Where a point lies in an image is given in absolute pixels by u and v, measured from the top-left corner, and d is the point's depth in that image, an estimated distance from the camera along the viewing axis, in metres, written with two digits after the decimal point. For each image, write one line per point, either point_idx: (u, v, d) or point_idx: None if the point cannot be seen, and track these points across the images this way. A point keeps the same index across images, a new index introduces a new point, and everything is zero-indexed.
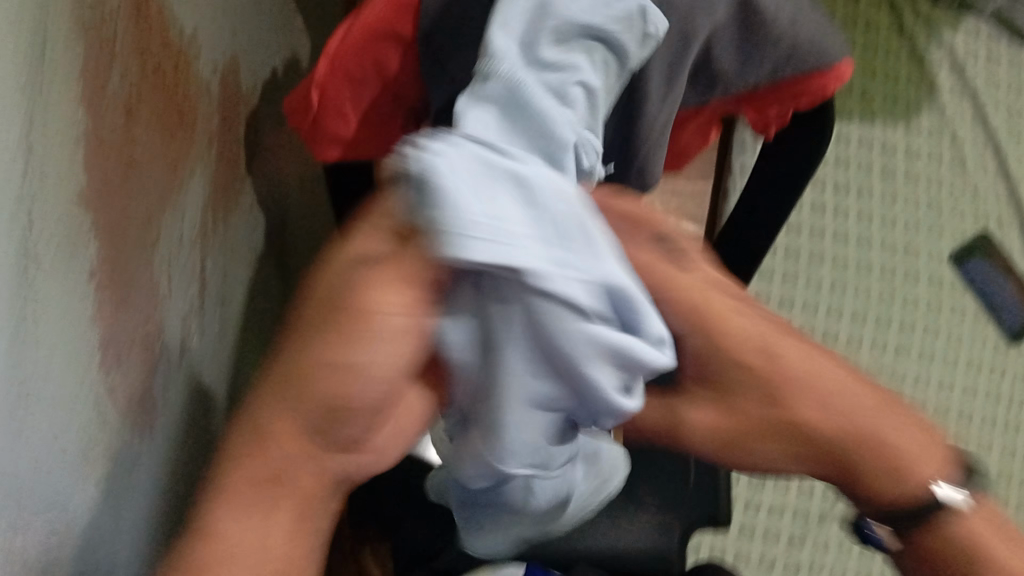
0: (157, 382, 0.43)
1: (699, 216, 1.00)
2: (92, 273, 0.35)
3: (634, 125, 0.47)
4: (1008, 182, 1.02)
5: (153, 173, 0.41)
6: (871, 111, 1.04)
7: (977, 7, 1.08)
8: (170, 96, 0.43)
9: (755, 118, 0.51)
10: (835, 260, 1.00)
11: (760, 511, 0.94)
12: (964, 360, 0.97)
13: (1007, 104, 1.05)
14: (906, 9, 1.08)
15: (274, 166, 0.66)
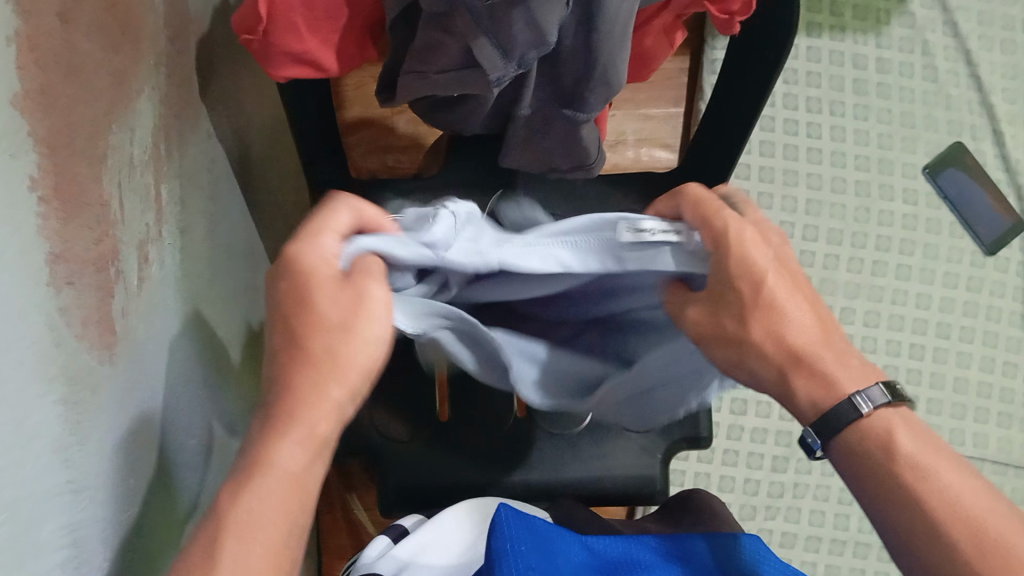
0: (119, 306, 0.42)
1: (672, 140, 0.98)
2: (36, 182, 0.34)
3: (596, 15, 0.47)
4: (980, 91, 1.02)
5: (96, 84, 0.40)
6: (841, 20, 1.03)
7: None
8: (110, 4, 0.41)
9: (718, 13, 0.51)
10: (810, 179, 0.99)
11: (742, 433, 0.95)
12: (940, 271, 0.98)
13: (979, 9, 1.04)
14: None
15: (233, 92, 0.64)
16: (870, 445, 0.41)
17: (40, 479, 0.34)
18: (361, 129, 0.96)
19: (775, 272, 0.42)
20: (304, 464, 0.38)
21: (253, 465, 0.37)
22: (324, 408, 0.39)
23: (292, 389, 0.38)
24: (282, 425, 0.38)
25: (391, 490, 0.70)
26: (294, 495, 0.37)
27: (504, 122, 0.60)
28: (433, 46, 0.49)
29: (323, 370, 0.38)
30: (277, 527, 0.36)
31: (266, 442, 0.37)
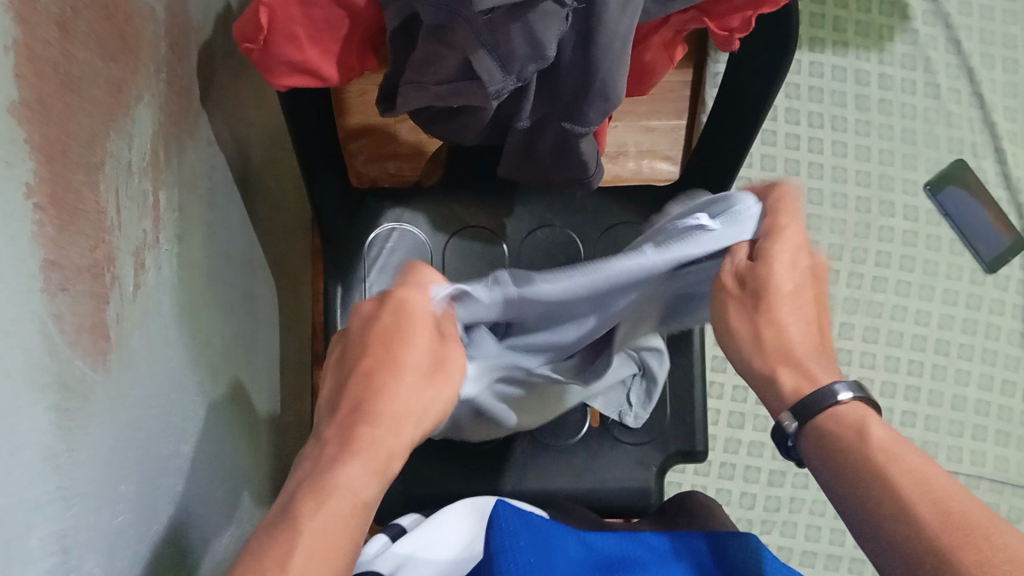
0: (114, 313, 0.42)
1: (673, 152, 0.98)
2: (30, 190, 0.34)
3: (595, 31, 0.47)
4: (982, 109, 1.02)
5: (93, 94, 0.40)
6: (844, 36, 1.03)
7: None
8: (109, 13, 0.41)
9: (718, 30, 0.51)
10: (810, 194, 0.99)
11: (739, 446, 0.95)
12: (939, 288, 0.98)
13: (981, 26, 1.04)
14: None
15: (235, 100, 0.64)
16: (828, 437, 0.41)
17: (29, 486, 0.34)
18: (363, 137, 0.97)
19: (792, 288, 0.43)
20: (368, 497, 0.39)
21: (320, 485, 0.38)
22: (390, 431, 0.40)
23: (365, 412, 0.40)
24: (352, 445, 0.39)
25: (385, 499, 0.69)
26: (357, 516, 0.38)
27: (503, 134, 0.60)
28: (432, 59, 0.49)
29: (394, 399, 0.41)
30: (335, 540, 0.37)
31: (333, 462, 0.38)
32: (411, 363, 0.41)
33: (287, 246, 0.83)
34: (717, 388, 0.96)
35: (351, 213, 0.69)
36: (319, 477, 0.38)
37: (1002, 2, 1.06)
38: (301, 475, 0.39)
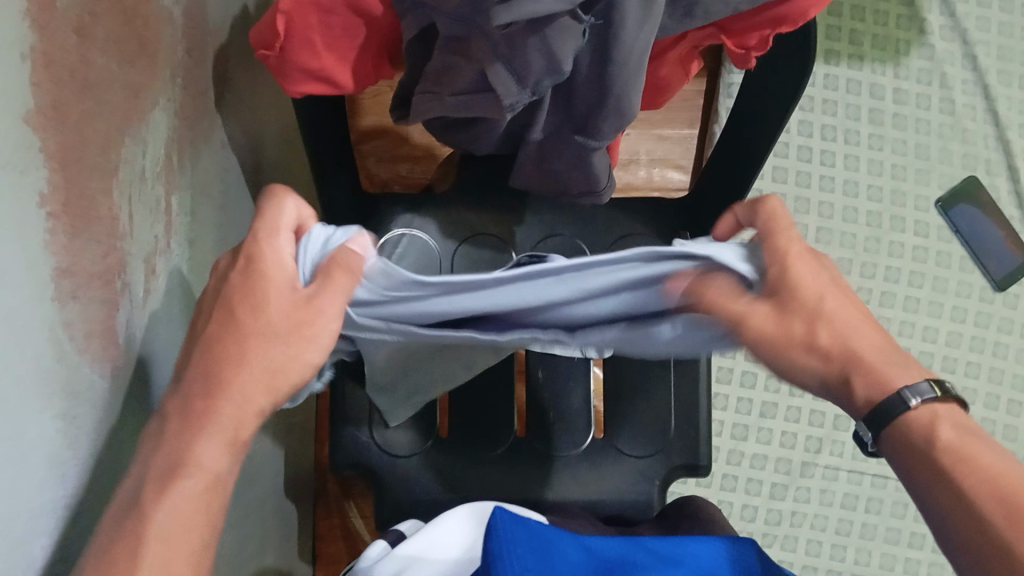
0: (123, 319, 0.42)
1: (685, 162, 0.98)
2: (44, 198, 0.34)
3: (612, 47, 0.47)
4: (997, 126, 1.02)
5: (109, 101, 0.40)
6: (860, 48, 1.03)
7: None
8: (126, 19, 0.41)
9: (735, 47, 0.51)
10: (821, 207, 0.99)
11: (742, 458, 0.95)
12: (948, 305, 0.98)
13: (999, 43, 1.04)
14: None
15: (249, 101, 0.64)
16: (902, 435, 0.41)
17: (34, 494, 0.34)
18: (376, 138, 0.96)
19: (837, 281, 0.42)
20: (222, 465, 0.39)
21: (170, 470, 0.38)
22: (247, 411, 0.40)
23: (216, 391, 0.40)
24: (203, 427, 0.39)
25: (388, 504, 0.69)
26: (212, 497, 0.39)
27: (516, 146, 0.60)
28: (449, 70, 0.49)
29: (249, 377, 0.40)
30: (193, 527, 0.38)
31: (184, 444, 0.39)
32: (272, 325, 0.40)
33: None
34: (722, 400, 0.95)
35: (361, 216, 0.69)
36: (170, 469, 0.38)
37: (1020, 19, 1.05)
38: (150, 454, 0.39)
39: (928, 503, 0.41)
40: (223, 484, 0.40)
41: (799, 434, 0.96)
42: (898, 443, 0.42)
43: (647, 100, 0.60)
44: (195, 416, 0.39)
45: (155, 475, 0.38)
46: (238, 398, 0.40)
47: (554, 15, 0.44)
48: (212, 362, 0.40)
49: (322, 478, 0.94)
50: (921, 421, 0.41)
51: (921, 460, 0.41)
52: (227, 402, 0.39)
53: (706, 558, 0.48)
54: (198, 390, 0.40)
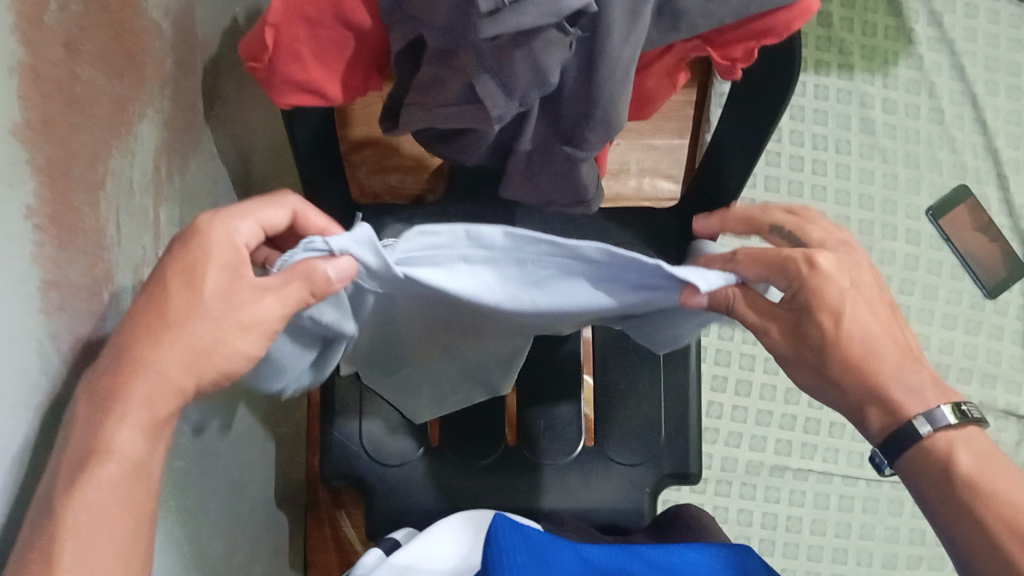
0: (110, 331, 0.42)
1: (676, 171, 0.98)
2: (31, 211, 0.34)
3: (598, 59, 0.47)
4: (985, 135, 1.03)
5: (97, 114, 0.40)
6: (850, 58, 1.03)
7: None
8: (114, 32, 0.42)
9: (720, 59, 0.51)
10: (813, 216, 0.99)
11: (736, 464, 0.95)
12: (939, 313, 0.98)
13: (986, 53, 1.05)
14: None
15: (240, 112, 0.64)
16: (924, 458, 0.44)
17: (17, 507, 0.34)
18: (366, 148, 0.97)
19: (858, 304, 0.44)
20: (144, 448, 0.37)
21: (87, 453, 0.35)
22: (168, 391, 0.38)
23: (133, 368, 0.37)
24: (118, 407, 0.36)
25: (378, 515, 0.69)
26: (135, 481, 0.37)
27: (505, 156, 0.60)
28: (437, 81, 0.50)
29: (172, 355, 0.38)
30: (117, 513, 0.36)
31: (97, 424, 0.36)
32: (200, 297, 0.39)
33: None
34: (716, 408, 0.96)
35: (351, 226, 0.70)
36: (83, 452, 0.36)
37: (1006, 29, 1.06)
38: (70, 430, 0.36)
39: (941, 520, 0.45)
40: (148, 466, 0.37)
41: (795, 441, 0.96)
42: (915, 465, 0.45)
43: (634, 110, 0.60)
44: (109, 396, 0.36)
45: (69, 457, 0.35)
46: (162, 376, 0.38)
47: (540, 28, 0.44)
48: (133, 338, 0.38)
49: (312, 489, 0.93)
50: (939, 448, 0.44)
51: (938, 482, 0.45)
52: (150, 381, 0.37)
53: (696, 564, 0.48)
54: (114, 364, 0.37)
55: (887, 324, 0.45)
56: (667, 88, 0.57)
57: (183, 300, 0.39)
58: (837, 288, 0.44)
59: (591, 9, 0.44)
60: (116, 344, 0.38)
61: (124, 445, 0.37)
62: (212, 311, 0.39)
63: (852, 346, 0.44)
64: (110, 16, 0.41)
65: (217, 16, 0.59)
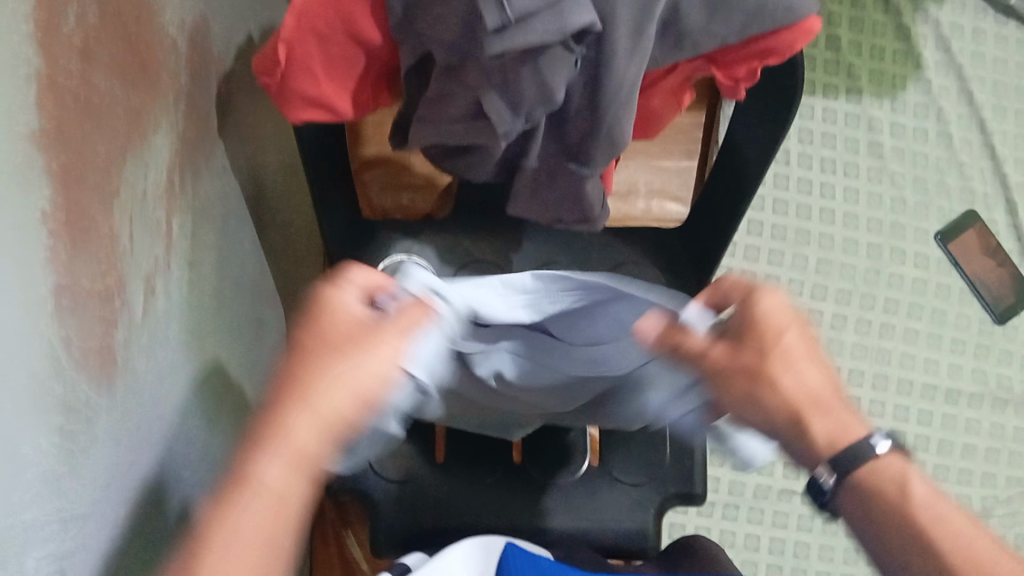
0: (121, 337, 0.43)
1: (683, 193, 0.99)
2: (45, 215, 0.35)
3: (602, 78, 0.48)
4: (993, 160, 1.03)
5: (112, 124, 0.41)
6: (858, 83, 1.04)
7: None
8: (130, 45, 0.43)
9: (723, 78, 0.52)
10: (821, 239, 1.00)
11: (743, 489, 0.94)
12: (947, 337, 0.98)
13: (993, 78, 1.06)
14: None
15: (252, 129, 0.66)
16: (870, 477, 0.44)
17: (28, 504, 0.34)
18: (377, 167, 0.98)
19: (798, 329, 0.48)
20: (287, 482, 0.40)
21: (234, 485, 0.39)
22: (310, 424, 0.41)
23: (277, 409, 0.41)
24: (263, 444, 0.40)
25: (382, 533, 0.69)
26: (276, 511, 0.39)
27: (512, 173, 0.61)
28: (444, 98, 0.51)
29: (314, 393, 0.41)
30: (263, 544, 0.38)
31: (248, 460, 0.40)
32: (334, 338, 0.43)
33: (298, 268, 0.85)
34: None
35: (360, 242, 0.71)
36: (233, 488, 0.39)
37: (1014, 55, 1.07)
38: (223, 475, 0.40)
39: (885, 542, 0.44)
40: (292, 498, 0.40)
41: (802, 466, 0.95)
42: (859, 489, 0.45)
43: (639, 127, 0.61)
44: (258, 436, 0.40)
45: (218, 496, 0.39)
46: (304, 410, 0.41)
47: (546, 45, 0.45)
48: (282, 385, 0.42)
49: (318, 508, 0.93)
50: (887, 470, 0.44)
51: (882, 505, 0.44)
52: (292, 420, 0.40)
53: None
54: (263, 413, 0.41)
55: (824, 360, 0.48)
56: (671, 106, 0.58)
57: (319, 348, 0.43)
58: (775, 310, 0.47)
59: (596, 28, 0.44)
60: (266, 397, 0.42)
61: (267, 480, 0.39)
62: (342, 354, 0.42)
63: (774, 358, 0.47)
64: (125, 30, 0.42)
65: (231, 35, 0.60)
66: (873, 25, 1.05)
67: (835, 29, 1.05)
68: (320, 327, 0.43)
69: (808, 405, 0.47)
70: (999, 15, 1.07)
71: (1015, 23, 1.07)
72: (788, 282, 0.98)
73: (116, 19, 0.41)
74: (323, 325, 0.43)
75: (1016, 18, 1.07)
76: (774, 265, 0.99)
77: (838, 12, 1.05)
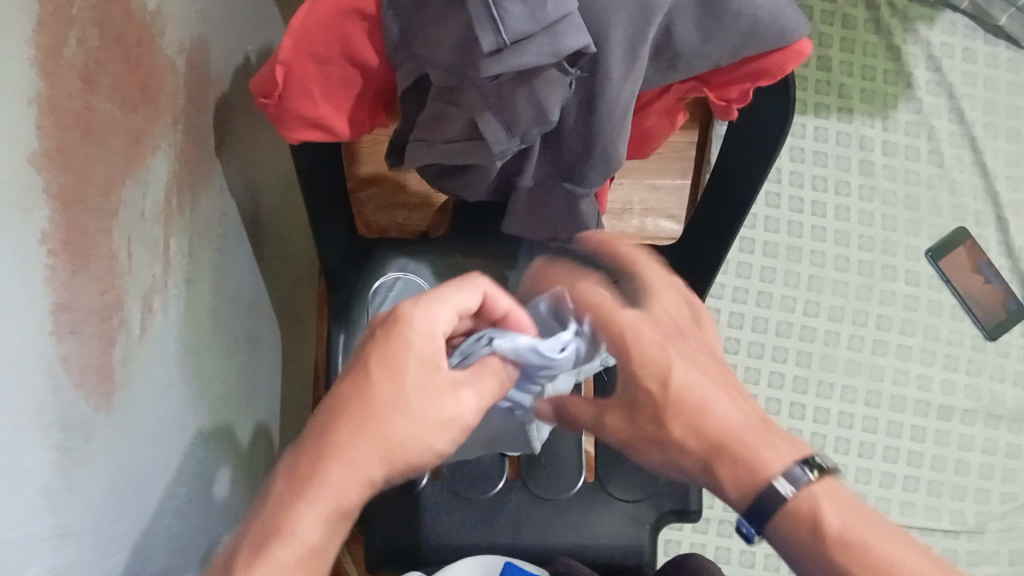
0: (120, 355, 0.43)
1: (678, 211, 1.00)
2: (46, 237, 0.35)
3: (597, 99, 0.49)
4: (984, 178, 1.04)
5: (112, 146, 0.42)
6: (850, 103, 1.05)
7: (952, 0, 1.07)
8: (130, 67, 0.43)
9: (716, 99, 0.53)
10: (814, 256, 1.01)
11: None
12: (940, 353, 0.99)
13: (984, 97, 1.07)
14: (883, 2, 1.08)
15: (250, 149, 0.66)
16: (792, 521, 0.41)
17: (28, 525, 0.35)
18: (374, 186, 0.99)
19: (676, 345, 0.46)
20: (319, 538, 0.38)
21: (268, 533, 0.38)
22: (353, 477, 0.39)
23: (327, 447, 0.40)
24: (301, 497, 0.38)
25: (379, 549, 0.69)
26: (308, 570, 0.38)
27: (509, 192, 0.62)
28: (441, 119, 0.51)
29: (360, 439, 0.40)
30: None
31: (289, 513, 0.38)
32: (405, 380, 0.41)
33: (297, 285, 0.85)
34: None
35: (357, 260, 0.71)
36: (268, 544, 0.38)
37: (1005, 73, 1.08)
38: (255, 518, 0.39)
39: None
40: (323, 556, 0.38)
41: None
42: (785, 534, 0.42)
43: (634, 148, 0.62)
44: (304, 480, 0.39)
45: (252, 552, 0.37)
46: (349, 458, 0.39)
47: (541, 68, 0.46)
48: (333, 428, 0.40)
49: None
50: (806, 508, 0.41)
51: (809, 549, 0.41)
52: (339, 470, 0.39)
53: None
54: (307, 456, 0.40)
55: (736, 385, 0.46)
56: (666, 124, 0.58)
57: (381, 384, 0.41)
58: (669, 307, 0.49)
59: (591, 50, 0.45)
60: (312, 436, 0.40)
61: (301, 537, 0.38)
62: (403, 397, 0.41)
63: (666, 391, 0.45)
64: (124, 56, 0.42)
65: (230, 56, 0.61)
66: (864, 45, 1.07)
67: (827, 49, 1.06)
68: (388, 361, 0.41)
69: (732, 439, 0.43)
70: (990, 34, 1.08)
71: (1006, 42, 1.08)
72: (781, 299, 0.99)
73: (116, 44, 0.41)
74: (391, 359, 0.41)
75: (1006, 36, 1.08)
76: (766, 282, 1.00)
77: (830, 32, 1.06)
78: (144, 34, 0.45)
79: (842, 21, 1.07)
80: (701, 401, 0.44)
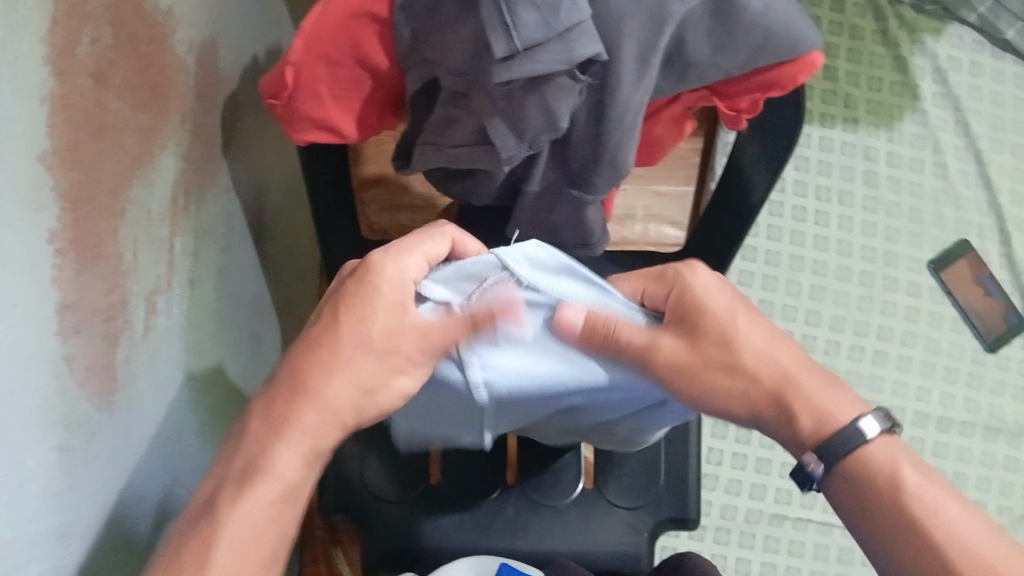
0: (124, 354, 0.43)
1: (681, 218, 1.00)
2: (55, 235, 0.35)
3: (607, 107, 0.48)
4: (988, 191, 1.04)
5: (122, 144, 0.41)
6: (855, 114, 1.05)
7: (959, 15, 1.07)
8: (141, 64, 0.43)
9: (726, 109, 0.52)
10: (815, 266, 1.01)
11: (736, 513, 0.95)
12: (940, 366, 0.99)
13: (989, 110, 1.07)
14: (890, 14, 1.08)
15: (257, 147, 0.66)
16: (869, 468, 0.43)
17: (30, 521, 0.34)
18: (378, 188, 0.98)
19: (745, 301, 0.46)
20: (297, 474, 0.42)
21: (248, 469, 0.41)
22: (323, 414, 0.43)
23: (301, 380, 0.43)
24: (279, 435, 0.42)
25: (376, 551, 0.69)
26: (288, 504, 0.41)
27: (515, 197, 0.62)
28: (450, 123, 0.51)
29: (320, 380, 0.43)
30: (265, 533, 0.40)
31: (263, 448, 0.42)
32: (370, 335, 0.43)
33: (298, 284, 0.85)
34: (716, 454, 0.96)
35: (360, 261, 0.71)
36: (248, 478, 0.41)
37: (1011, 88, 1.08)
38: (234, 452, 0.42)
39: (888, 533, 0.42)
40: (301, 487, 0.42)
41: (795, 491, 0.96)
42: (859, 482, 0.43)
43: (642, 156, 0.62)
44: (277, 412, 0.42)
45: (227, 486, 0.41)
46: (326, 394, 0.43)
47: (552, 75, 0.46)
48: (302, 366, 0.43)
49: (309, 526, 0.93)
50: (882, 460, 0.43)
51: (880, 498, 0.43)
52: (313, 405, 0.43)
53: None
54: (282, 385, 0.43)
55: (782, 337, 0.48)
56: (674, 134, 0.58)
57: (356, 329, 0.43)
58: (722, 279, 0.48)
59: (602, 58, 0.45)
60: (285, 369, 0.43)
61: (280, 473, 0.41)
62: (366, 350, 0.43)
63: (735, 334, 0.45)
64: (136, 52, 0.42)
65: (240, 55, 0.61)
66: (870, 57, 1.07)
67: (834, 60, 1.06)
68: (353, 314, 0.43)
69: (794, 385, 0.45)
70: (996, 49, 1.08)
71: (1012, 57, 1.08)
72: (782, 308, 0.99)
73: (128, 40, 0.41)
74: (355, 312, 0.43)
75: (1012, 51, 1.08)
76: (768, 290, 1.00)
77: (837, 43, 1.06)
78: (156, 31, 0.45)
79: (849, 33, 1.07)
80: (770, 349, 0.46)
